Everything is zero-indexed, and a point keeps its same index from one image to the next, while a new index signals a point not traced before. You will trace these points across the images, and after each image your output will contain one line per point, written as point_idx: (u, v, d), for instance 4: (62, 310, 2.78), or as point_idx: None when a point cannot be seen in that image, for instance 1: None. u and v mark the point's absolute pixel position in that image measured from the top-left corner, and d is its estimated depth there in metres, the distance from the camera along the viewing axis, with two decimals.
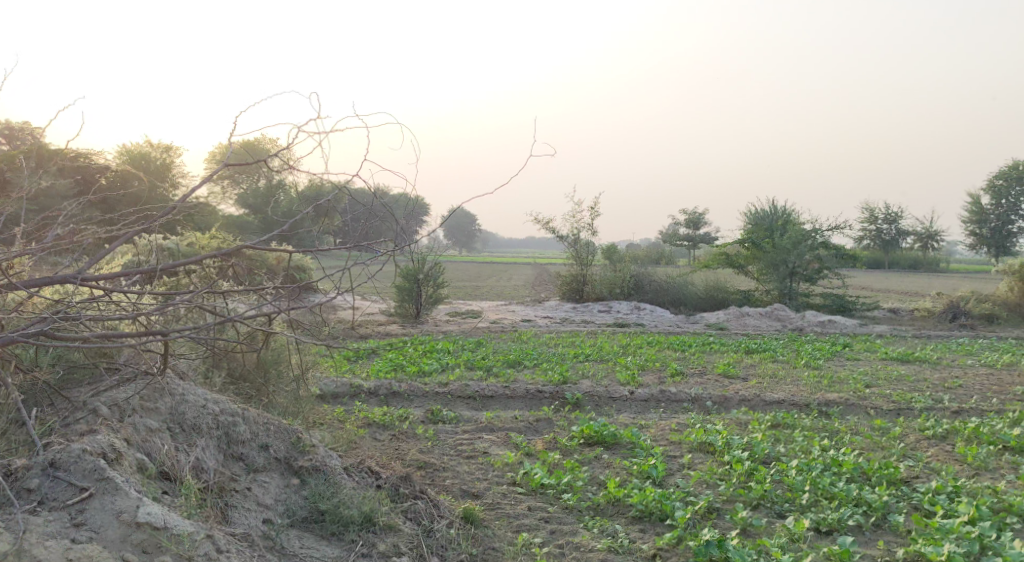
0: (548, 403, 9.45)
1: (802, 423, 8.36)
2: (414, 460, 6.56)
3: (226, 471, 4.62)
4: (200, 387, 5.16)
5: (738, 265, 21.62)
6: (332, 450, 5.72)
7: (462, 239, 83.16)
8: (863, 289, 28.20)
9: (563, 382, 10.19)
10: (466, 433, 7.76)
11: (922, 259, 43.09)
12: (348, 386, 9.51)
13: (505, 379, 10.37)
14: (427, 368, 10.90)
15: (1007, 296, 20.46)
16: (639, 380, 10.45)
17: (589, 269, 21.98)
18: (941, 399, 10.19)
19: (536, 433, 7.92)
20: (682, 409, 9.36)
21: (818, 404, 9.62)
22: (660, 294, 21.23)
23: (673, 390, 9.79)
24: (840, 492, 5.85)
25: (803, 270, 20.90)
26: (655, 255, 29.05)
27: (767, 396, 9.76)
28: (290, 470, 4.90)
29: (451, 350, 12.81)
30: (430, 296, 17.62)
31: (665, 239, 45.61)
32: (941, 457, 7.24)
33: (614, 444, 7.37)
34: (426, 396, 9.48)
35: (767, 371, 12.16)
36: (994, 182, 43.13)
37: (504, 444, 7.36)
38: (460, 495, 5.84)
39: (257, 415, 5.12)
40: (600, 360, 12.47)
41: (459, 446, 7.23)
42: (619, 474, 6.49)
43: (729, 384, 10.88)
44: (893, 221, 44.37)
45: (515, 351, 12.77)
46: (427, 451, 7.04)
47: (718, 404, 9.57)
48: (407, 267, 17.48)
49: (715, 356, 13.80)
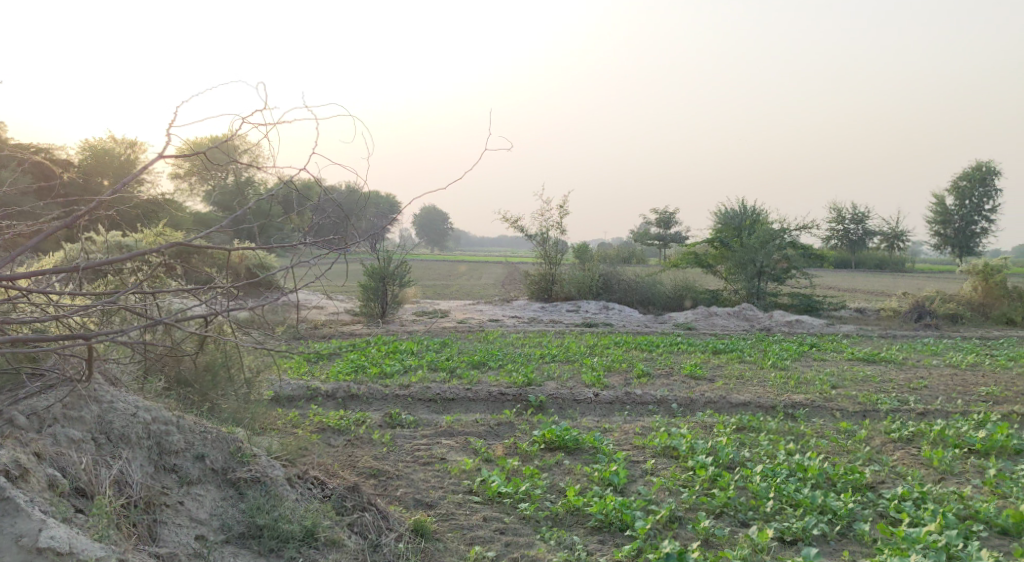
0: (511, 406, 9.23)
1: (768, 426, 8.23)
2: (367, 468, 6.30)
3: (156, 484, 4.33)
4: (133, 394, 4.86)
5: (707, 264, 21.57)
6: (277, 459, 5.45)
7: (433, 237, 82.62)
8: (830, 288, 28.37)
9: (527, 384, 9.98)
10: (424, 438, 7.51)
11: (887, 259, 43.56)
12: (304, 388, 9.20)
13: (468, 380, 10.13)
14: (388, 369, 10.63)
15: (971, 296, 20.64)
16: (604, 381, 10.26)
17: (558, 268, 21.80)
18: (907, 400, 10.13)
19: (496, 437, 7.70)
20: (648, 412, 9.19)
21: (784, 406, 9.50)
22: (629, 293, 21.11)
23: (638, 392, 9.62)
24: (804, 499, 5.70)
25: (771, 270, 20.90)
26: (625, 254, 28.97)
27: (734, 398, 9.63)
28: (228, 482, 4.61)
29: (415, 350, 12.54)
30: (396, 295, 17.33)
31: (636, 238, 45.60)
32: (907, 461, 7.14)
33: (576, 449, 7.16)
34: (386, 399, 9.21)
35: (734, 372, 12.05)
36: (959, 183, 43.69)
37: (463, 449, 7.13)
38: (413, 505, 5.61)
39: (195, 423, 4.83)
40: (566, 360, 12.27)
41: (416, 451, 6.98)
42: (580, 481, 6.29)
43: (696, 385, 10.74)
44: (860, 221, 44.82)
45: (480, 351, 12.55)
46: (382, 457, 6.79)
47: (683, 406, 9.42)
48: (372, 266, 17.15)
49: (682, 356, 13.68)
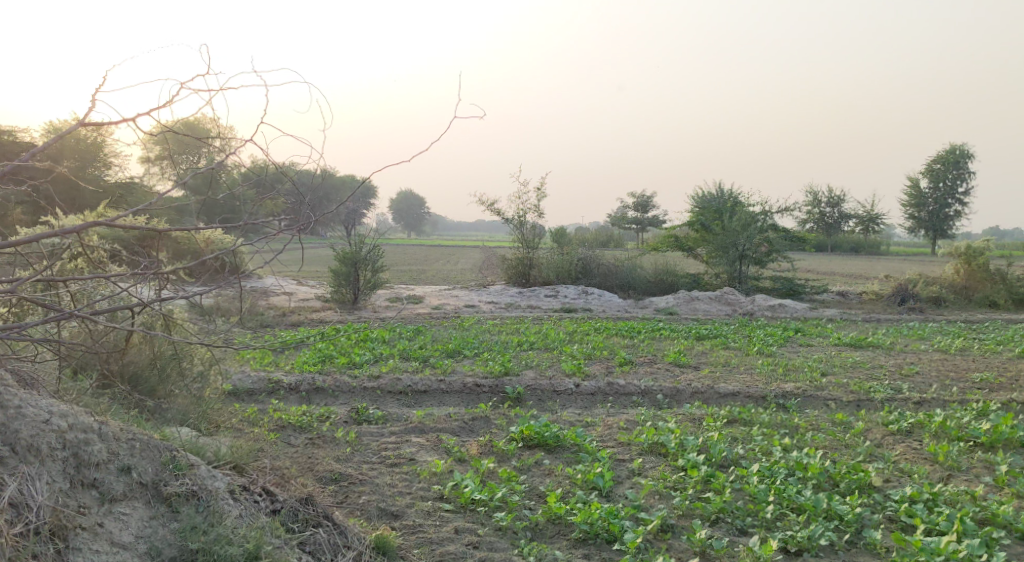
0: (487, 398, 8.67)
1: (760, 418, 7.75)
2: (327, 472, 5.71)
3: (72, 502, 3.71)
4: (49, 397, 4.20)
5: (688, 248, 21.14)
6: (221, 468, 4.84)
7: (408, 222, 81.74)
8: (810, 271, 28.05)
9: (504, 373, 9.42)
10: (392, 435, 6.93)
11: (862, 242, 43.50)
12: (265, 381, 8.57)
13: (441, 370, 9.55)
14: (357, 359, 10.02)
15: (953, 279, 20.34)
16: (585, 371, 9.73)
17: (535, 252, 21.23)
18: (900, 388, 9.72)
19: (471, 434, 7.13)
20: (632, 404, 8.67)
21: (775, 396, 9.03)
22: (609, 278, 20.61)
23: (621, 382, 9.09)
24: (807, 503, 5.26)
25: (752, 253, 20.46)
26: (602, 237, 28.41)
27: (722, 388, 9.14)
28: (159, 497, 4.00)
29: (386, 339, 11.92)
30: (368, 281, 16.67)
31: (613, 222, 45.05)
32: (910, 457, 6.71)
33: (556, 447, 6.62)
34: (353, 392, 8.60)
35: (719, 359, 11.60)
36: (933, 166, 43.65)
37: (434, 448, 6.55)
38: (376, 516, 5.05)
39: (122, 429, 4.18)
40: (545, 348, 11.72)
41: (383, 451, 6.40)
42: (562, 484, 5.75)
43: (680, 374, 10.25)
44: (835, 204, 44.79)
45: (455, 339, 11.97)
46: (346, 459, 6.19)
47: (669, 397, 8.92)
48: (343, 251, 16.46)
49: (665, 342, 13.19)
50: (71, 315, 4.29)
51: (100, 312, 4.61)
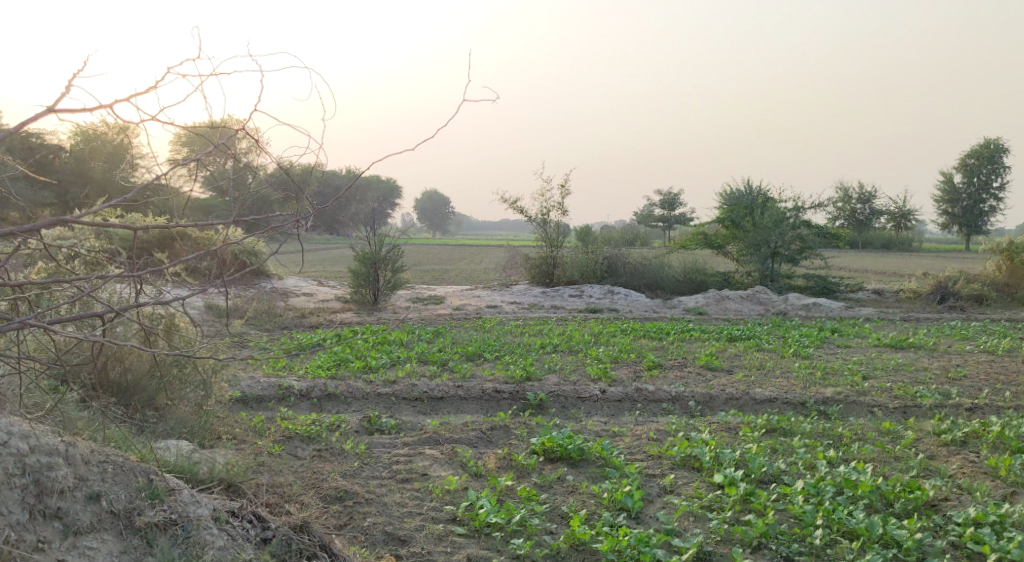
0: (507, 405, 8.19)
1: (800, 428, 7.21)
2: (333, 488, 5.27)
3: (31, 537, 3.50)
4: (17, 414, 3.96)
5: (718, 246, 20.51)
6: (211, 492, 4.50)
7: (432, 222, 81.60)
8: (842, 269, 27.26)
9: (525, 378, 8.94)
10: (405, 447, 6.48)
11: (894, 239, 42.41)
12: (275, 387, 8.16)
13: (460, 375, 9.09)
14: (373, 362, 9.58)
15: (995, 276, 19.49)
16: (611, 375, 9.21)
17: (559, 251, 20.70)
18: (948, 393, 9.10)
19: (489, 445, 6.66)
20: (662, 411, 8.17)
21: (816, 403, 8.47)
22: (636, 277, 20.05)
23: (650, 388, 8.57)
24: (861, 528, 4.80)
25: (785, 251, 19.78)
26: (628, 235, 27.79)
27: (757, 394, 8.61)
28: (132, 528, 3.83)
29: (404, 341, 11.48)
30: (388, 282, 16.25)
31: (639, 220, 44.33)
32: (968, 470, 6.15)
33: (581, 461, 6.12)
34: (367, 398, 8.16)
35: (753, 361, 11.03)
36: (966, 160, 42.47)
37: (449, 461, 6.08)
38: (383, 542, 4.65)
39: (92, 452, 3.99)
40: (569, 351, 11.21)
41: (394, 465, 5.95)
42: (587, 503, 5.28)
43: (713, 378, 9.73)
44: (866, 200, 43.75)
45: (475, 341, 11.51)
46: (354, 473, 5.75)
47: (702, 404, 8.40)
48: (362, 251, 16.07)
49: (695, 344, 12.64)
50: (31, 325, 3.85)
51: (72, 320, 4.26)
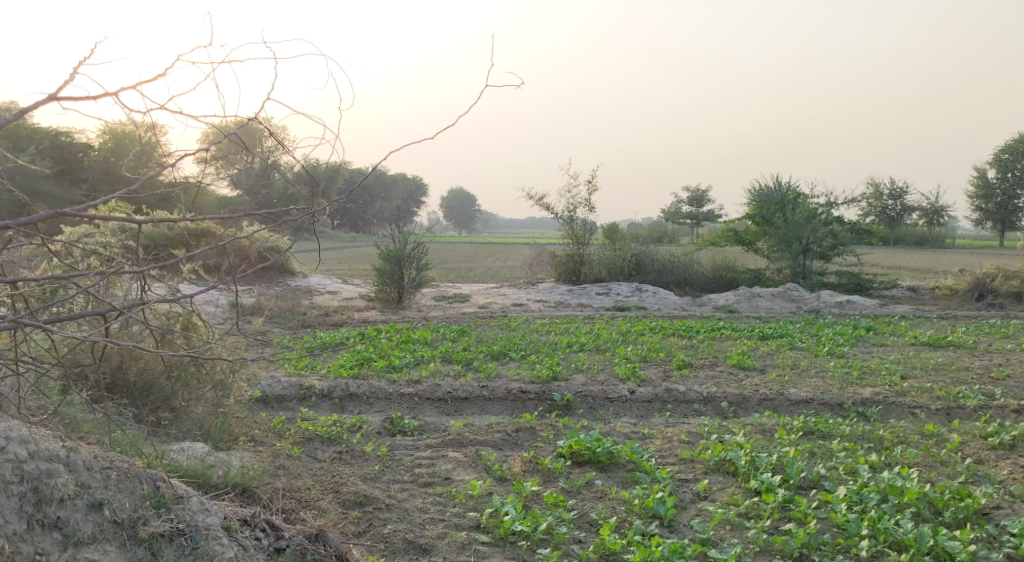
0: (533, 406, 7.96)
1: (839, 431, 6.91)
2: (352, 493, 5.09)
3: (29, 548, 3.45)
4: (17, 419, 3.89)
5: (748, 242, 20.11)
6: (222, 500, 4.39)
7: (458, 220, 81.62)
8: (875, 265, 26.63)
9: (552, 378, 8.72)
10: (428, 449, 6.28)
11: (926, 235, 41.52)
12: (297, 387, 8.01)
13: (485, 374, 8.88)
14: (396, 361, 9.41)
15: None
16: (640, 375, 8.95)
17: (586, 249, 20.45)
18: (993, 394, 8.72)
19: (514, 447, 6.44)
20: (694, 412, 7.90)
21: (853, 403, 8.16)
22: (664, 274, 19.72)
23: (681, 389, 8.31)
24: (909, 539, 4.52)
25: (817, 247, 19.35)
26: (656, 232, 27.40)
27: (793, 395, 8.31)
28: (137, 539, 3.75)
29: (429, 340, 11.30)
30: (413, 279, 16.06)
31: (666, 217, 43.87)
32: (1019, 476, 5.82)
33: (610, 465, 5.88)
34: (389, 398, 7.98)
35: (787, 360, 10.71)
36: (1001, 155, 41.48)
37: (473, 465, 5.87)
38: (403, 551, 4.47)
39: (95, 459, 3.93)
40: (596, 349, 10.97)
41: (416, 468, 5.76)
42: (617, 511, 5.04)
43: (745, 378, 9.44)
44: (898, 196, 42.92)
45: (501, 339, 11.30)
46: (375, 477, 5.55)
47: (735, 405, 8.12)
48: (386, 249, 15.93)
49: (726, 343, 12.32)
50: (32, 326, 3.73)
51: (72, 320, 4.13)
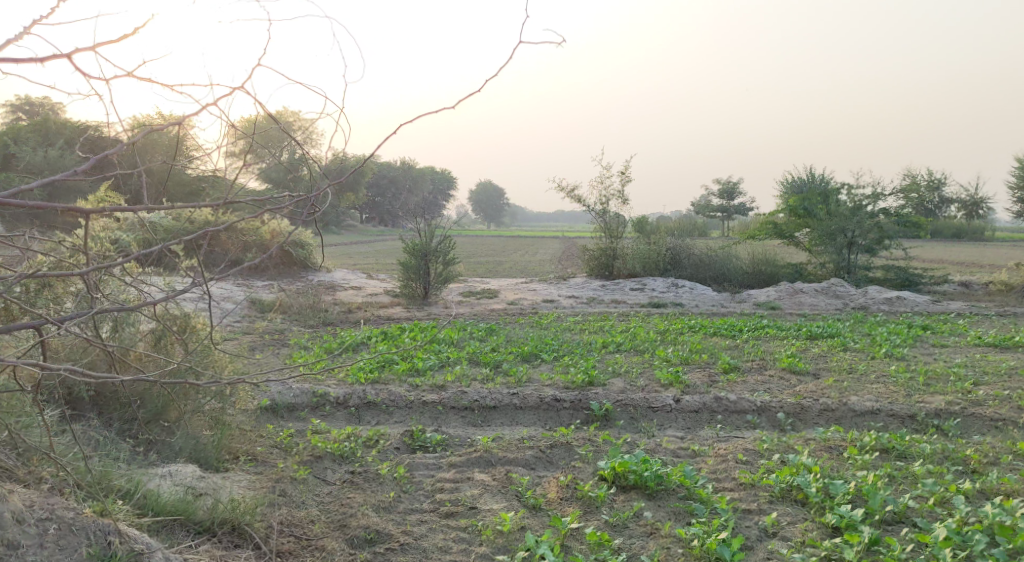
0: (568, 417, 7.20)
1: (920, 450, 6.05)
2: (361, 528, 4.45)
3: None
4: None
5: (789, 235, 19.10)
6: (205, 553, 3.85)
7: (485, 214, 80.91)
8: (919, 260, 25.37)
9: (588, 384, 7.95)
10: (452, 471, 5.55)
11: (965, 228, 39.89)
12: (310, 394, 7.34)
13: (515, 379, 8.12)
14: (419, 364, 8.67)
15: None
16: (684, 380, 8.12)
17: (619, 242, 19.56)
18: None
19: (549, 467, 5.71)
20: (748, 425, 7.11)
21: (927, 415, 7.29)
22: (702, 269, 18.80)
23: (731, 397, 7.48)
24: None
25: (862, 240, 18.31)
26: (689, 224, 26.36)
27: (857, 404, 7.46)
28: None
29: (454, 338, 10.54)
30: (440, 274, 15.31)
31: (697, 209, 42.75)
32: None
33: (660, 492, 5.11)
34: (410, 407, 7.27)
35: (842, 363, 9.82)
36: None
37: (503, 490, 5.14)
38: None
39: (35, 509, 3.48)
40: (634, 350, 10.17)
41: (438, 494, 5.06)
42: (671, 555, 4.32)
43: (799, 384, 8.58)
44: (937, 187, 41.35)
45: (532, 339, 10.53)
46: (390, 507, 4.85)
47: (794, 416, 7.29)
48: (411, 242, 15.20)
49: (772, 343, 11.44)
50: None
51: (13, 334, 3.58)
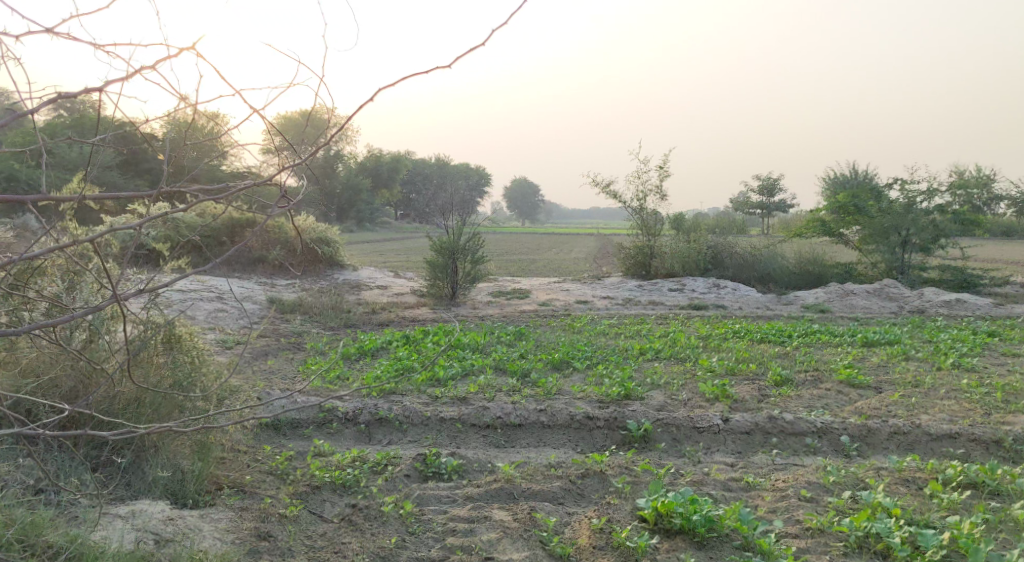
0: (602, 438, 6.40)
1: (1016, 488, 5.15)
2: None
3: None
4: None
5: (837, 233, 18.02)
6: None
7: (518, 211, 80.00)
8: (975, 260, 23.97)
9: (625, 399, 7.15)
10: (468, 505, 4.81)
11: (1018, 227, 38.06)
12: (316, 408, 6.64)
13: (544, 391, 7.35)
14: (440, 372, 7.92)
15: None
16: (732, 395, 7.29)
17: (656, 239, 18.68)
18: None
19: (580, 502, 4.94)
20: (807, 450, 6.28)
21: (1015, 440, 6.35)
22: (744, 268, 17.82)
23: (786, 417, 6.61)
24: None
25: (917, 239, 17.18)
26: (729, 221, 25.25)
27: (931, 427, 6.54)
28: None
29: (480, 344, 9.79)
30: (468, 273, 14.57)
31: (736, 206, 41.40)
32: None
33: (712, 540, 4.31)
34: (427, 424, 6.54)
35: (906, 375, 8.86)
36: None
37: (524, 532, 4.39)
38: None
39: None
40: (674, 358, 9.34)
41: (451, 538, 4.33)
42: None
43: (861, 401, 7.67)
44: (987, 183, 39.54)
45: (563, 345, 9.74)
46: (391, 556, 4.15)
47: (859, 440, 6.42)
48: (438, 240, 14.48)
49: (826, 351, 10.49)
50: None
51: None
